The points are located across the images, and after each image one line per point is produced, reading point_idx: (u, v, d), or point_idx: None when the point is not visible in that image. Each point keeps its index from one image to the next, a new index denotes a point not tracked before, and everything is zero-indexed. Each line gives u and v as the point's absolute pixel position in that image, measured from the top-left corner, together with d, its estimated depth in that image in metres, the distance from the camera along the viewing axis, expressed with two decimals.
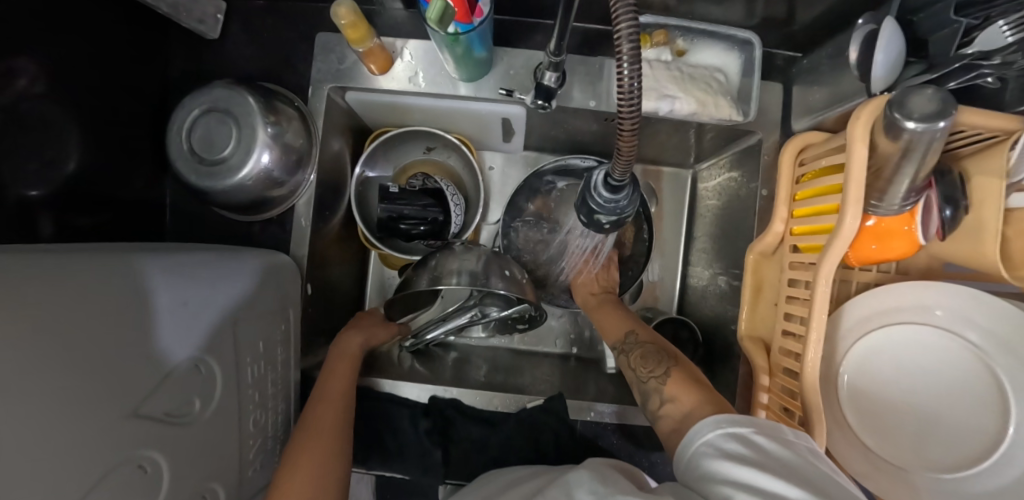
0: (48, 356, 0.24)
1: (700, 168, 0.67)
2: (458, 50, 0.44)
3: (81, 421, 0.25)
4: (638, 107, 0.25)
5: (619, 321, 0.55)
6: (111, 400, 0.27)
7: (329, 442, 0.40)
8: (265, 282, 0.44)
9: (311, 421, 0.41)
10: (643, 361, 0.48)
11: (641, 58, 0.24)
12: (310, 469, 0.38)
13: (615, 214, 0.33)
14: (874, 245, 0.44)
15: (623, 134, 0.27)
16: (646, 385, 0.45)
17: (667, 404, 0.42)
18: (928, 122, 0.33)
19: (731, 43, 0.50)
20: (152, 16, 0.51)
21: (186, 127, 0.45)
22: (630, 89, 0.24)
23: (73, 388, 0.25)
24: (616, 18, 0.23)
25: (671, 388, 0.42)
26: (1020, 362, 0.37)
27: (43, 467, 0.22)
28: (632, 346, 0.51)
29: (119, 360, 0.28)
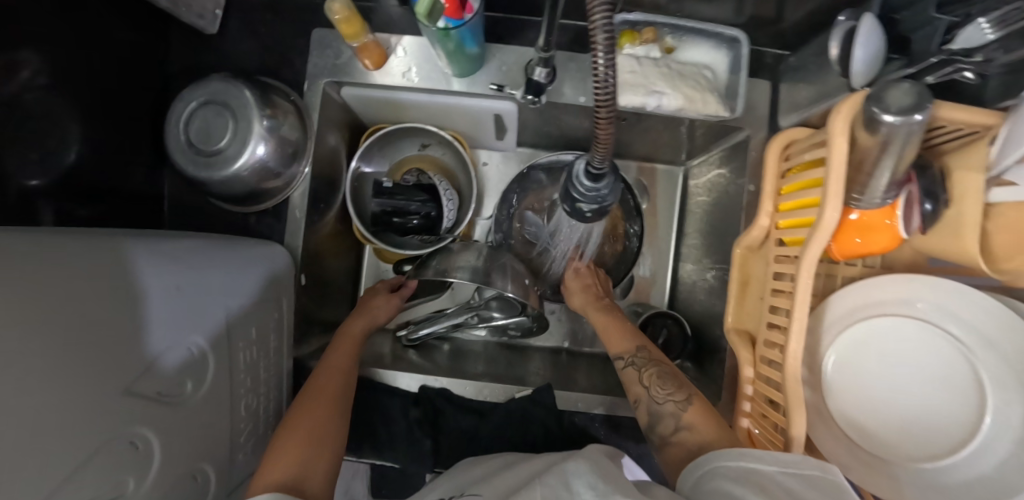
0: (46, 331, 0.25)
1: (692, 165, 0.68)
2: (449, 45, 0.45)
3: (74, 395, 0.26)
4: (614, 97, 0.26)
5: (627, 334, 0.54)
6: (105, 376, 0.28)
7: (326, 418, 0.42)
8: (257, 270, 0.45)
9: (308, 399, 0.43)
10: (659, 380, 0.47)
11: (616, 49, 0.25)
12: (304, 441, 0.39)
13: (596, 202, 0.34)
14: (857, 238, 0.45)
15: (601, 122, 0.28)
16: (661, 407, 0.45)
17: (681, 432, 0.42)
18: (905, 115, 0.33)
19: (719, 41, 0.51)
20: (152, 12, 0.52)
21: (184, 119, 0.46)
22: (606, 78, 0.25)
23: (68, 363, 0.26)
24: (592, 11, 0.24)
25: (691, 417, 0.42)
26: (998, 354, 0.38)
27: (36, 436, 0.23)
28: (647, 362, 0.50)
29: (114, 339, 0.29)
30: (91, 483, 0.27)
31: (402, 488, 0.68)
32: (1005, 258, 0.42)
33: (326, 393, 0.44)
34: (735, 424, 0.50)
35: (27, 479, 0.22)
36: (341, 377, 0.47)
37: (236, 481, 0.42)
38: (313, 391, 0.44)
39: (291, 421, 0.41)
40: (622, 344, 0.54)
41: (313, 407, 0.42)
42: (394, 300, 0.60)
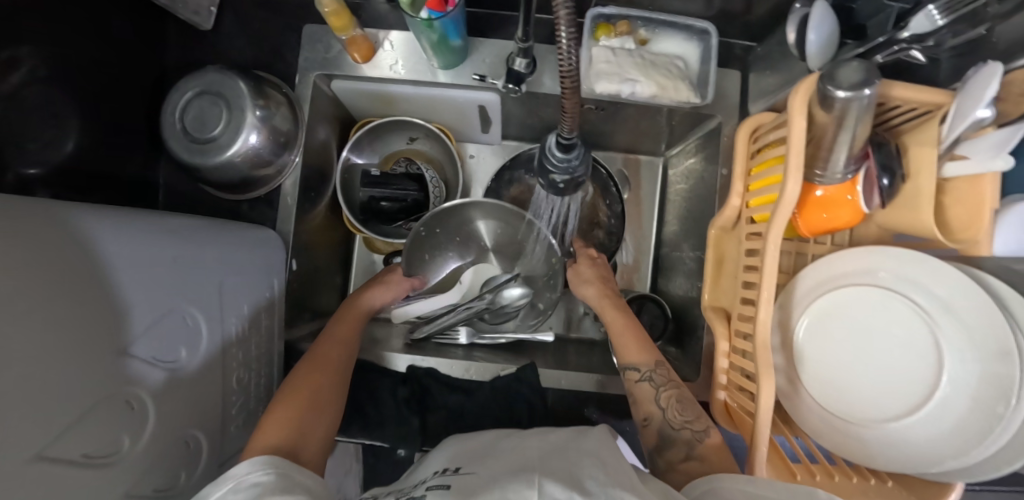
0: (56, 285, 0.26)
1: (670, 155, 0.71)
2: (433, 36, 0.47)
3: (80, 350, 0.27)
4: (578, 69, 0.29)
5: (645, 348, 0.52)
6: (107, 335, 0.30)
7: (322, 390, 0.44)
8: (247, 249, 0.47)
9: (303, 371, 0.45)
10: (677, 405, 0.46)
11: (578, 24, 0.26)
12: (293, 408, 0.41)
13: (568, 173, 0.37)
14: (823, 214, 0.47)
15: (566, 93, 0.30)
16: (676, 432, 0.44)
17: (691, 460, 0.41)
18: (855, 90, 0.36)
19: (690, 33, 0.54)
20: (149, 9, 0.55)
21: (180, 109, 0.49)
22: (568, 57, 0.28)
23: (75, 318, 0.27)
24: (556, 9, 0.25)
25: (706, 449, 0.42)
26: (954, 317, 0.40)
27: (43, 382, 0.24)
28: (666, 382, 0.49)
29: (117, 302, 0.31)
30: (90, 437, 0.28)
31: (392, 474, 0.69)
32: (961, 230, 0.44)
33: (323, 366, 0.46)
34: (712, 395, 0.52)
35: (33, 422, 0.24)
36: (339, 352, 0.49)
37: (226, 455, 0.43)
38: (309, 365, 0.46)
39: (287, 389, 0.43)
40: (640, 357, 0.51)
41: (312, 379, 0.44)
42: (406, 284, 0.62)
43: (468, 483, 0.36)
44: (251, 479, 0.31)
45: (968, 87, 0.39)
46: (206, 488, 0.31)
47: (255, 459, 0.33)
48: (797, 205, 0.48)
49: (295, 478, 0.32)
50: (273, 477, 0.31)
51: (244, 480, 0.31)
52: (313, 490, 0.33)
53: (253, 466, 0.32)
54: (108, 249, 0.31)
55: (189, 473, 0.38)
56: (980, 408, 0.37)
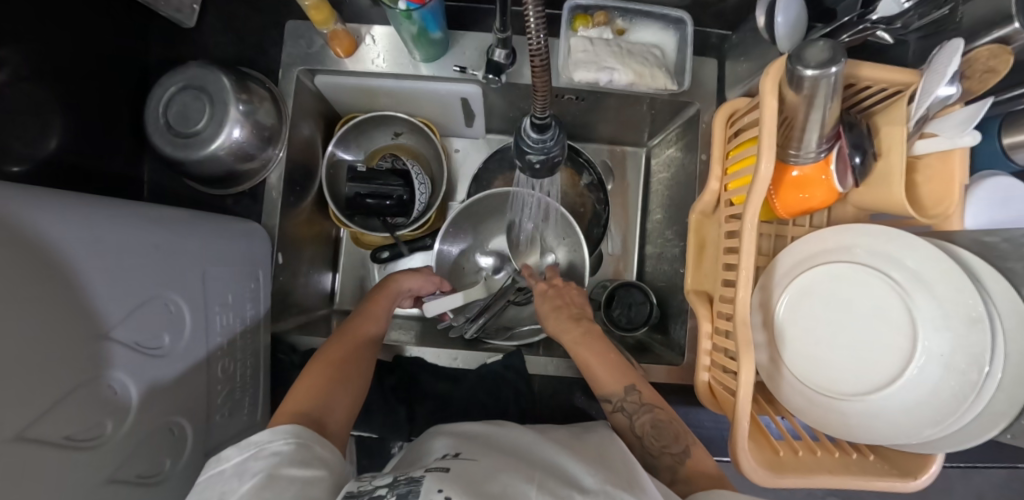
0: (37, 265, 0.26)
1: (653, 145, 0.72)
2: (413, 28, 0.48)
3: (62, 331, 0.28)
4: (546, 46, 0.29)
5: (620, 371, 0.47)
6: (89, 317, 0.30)
7: (344, 367, 0.46)
8: (229, 240, 0.47)
9: (329, 349, 0.48)
10: (654, 431, 0.44)
11: (545, 9, 0.27)
12: (306, 386, 0.42)
13: (544, 154, 0.37)
14: (799, 195, 0.48)
15: (536, 72, 0.30)
16: (657, 461, 0.43)
17: (678, 484, 0.40)
18: (823, 68, 0.37)
19: (666, 22, 0.55)
20: (132, 8, 0.56)
21: (163, 104, 0.49)
22: (536, 39, 0.28)
23: (57, 300, 0.27)
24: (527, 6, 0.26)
25: (690, 472, 0.40)
26: (928, 289, 0.41)
27: (25, 361, 0.25)
28: (642, 410, 0.45)
29: (100, 285, 0.31)
30: (71, 420, 0.28)
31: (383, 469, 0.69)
32: (933, 205, 0.45)
33: (354, 342, 0.49)
34: (697, 378, 0.51)
35: (16, 401, 0.24)
36: (371, 328, 0.53)
37: (213, 446, 0.43)
38: (327, 345, 0.48)
39: (315, 363, 0.46)
40: (614, 383, 0.47)
41: (334, 355, 0.47)
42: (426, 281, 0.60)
43: (469, 472, 0.33)
44: (273, 448, 0.34)
45: (933, 66, 0.40)
46: (231, 450, 0.34)
47: (277, 429, 0.35)
48: (775, 186, 0.49)
49: (315, 449, 0.35)
50: (294, 447, 0.34)
51: (265, 448, 0.34)
52: (330, 463, 0.35)
53: (275, 435, 0.35)
54: (92, 234, 0.31)
55: (174, 460, 0.38)
56: (954, 377, 0.38)
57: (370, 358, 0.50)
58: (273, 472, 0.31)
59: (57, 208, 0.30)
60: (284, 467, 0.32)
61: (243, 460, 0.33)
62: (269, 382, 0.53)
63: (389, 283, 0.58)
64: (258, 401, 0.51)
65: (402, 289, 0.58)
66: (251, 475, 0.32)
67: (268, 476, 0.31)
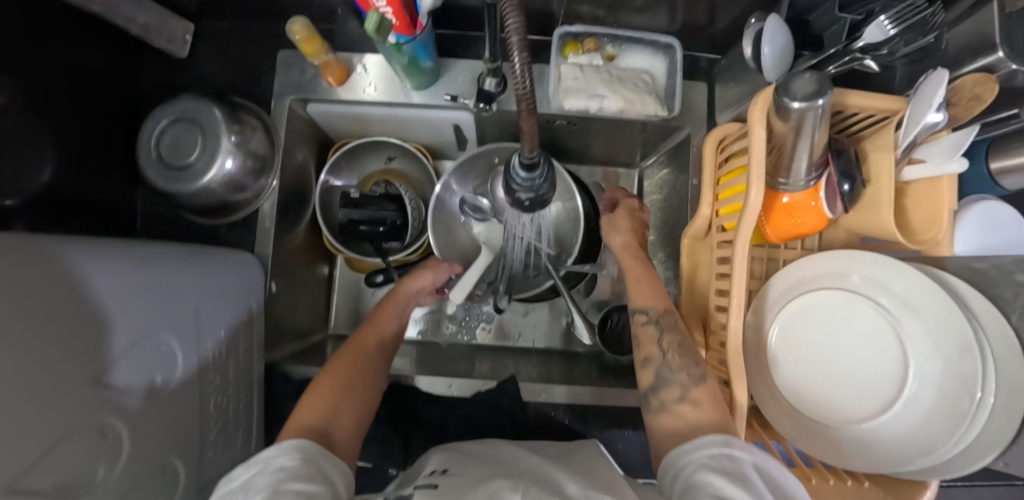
0: (32, 316, 0.26)
1: (645, 166, 0.73)
2: (403, 60, 0.49)
3: (57, 378, 0.28)
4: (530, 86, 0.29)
5: (660, 292, 0.51)
6: (81, 364, 0.30)
7: (356, 377, 0.44)
8: (223, 274, 0.47)
9: (337, 360, 0.46)
10: (678, 350, 0.44)
11: (529, 47, 0.27)
12: (318, 396, 0.40)
13: (532, 191, 0.37)
14: (789, 220, 0.48)
15: (522, 109, 0.30)
16: (672, 373, 0.42)
17: (685, 403, 0.39)
18: (809, 101, 0.38)
19: (655, 48, 0.55)
20: (126, 40, 0.56)
21: (155, 137, 0.49)
22: (522, 82, 0.28)
23: (49, 348, 0.27)
24: (507, 28, 0.26)
25: (699, 393, 0.39)
26: (919, 318, 0.41)
27: (18, 413, 0.25)
28: (670, 326, 0.47)
29: (91, 329, 0.31)
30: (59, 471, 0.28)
31: None
32: (922, 231, 0.45)
33: (364, 352, 0.48)
34: None
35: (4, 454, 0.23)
36: (379, 338, 0.51)
37: (205, 482, 0.43)
38: (337, 356, 0.47)
39: (322, 374, 0.44)
40: (652, 299, 0.50)
41: (344, 366, 0.45)
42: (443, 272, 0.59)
43: (456, 485, 0.33)
44: (279, 463, 0.31)
45: (917, 94, 0.41)
46: (239, 468, 0.31)
47: (284, 444, 0.33)
48: (766, 211, 0.49)
49: (321, 464, 0.32)
50: (299, 462, 0.31)
51: (271, 464, 0.31)
52: (336, 482, 0.32)
53: (282, 450, 0.32)
54: (84, 279, 0.31)
55: None
56: (945, 404, 0.38)
57: (382, 373, 0.47)
58: (277, 486, 0.28)
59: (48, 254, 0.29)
60: (288, 482, 0.29)
61: (249, 476, 0.30)
62: (262, 412, 0.53)
63: (399, 287, 0.58)
64: (251, 433, 0.50)
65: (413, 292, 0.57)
66: (256, 491, 0.28)
67: (272, 489, 0.28)
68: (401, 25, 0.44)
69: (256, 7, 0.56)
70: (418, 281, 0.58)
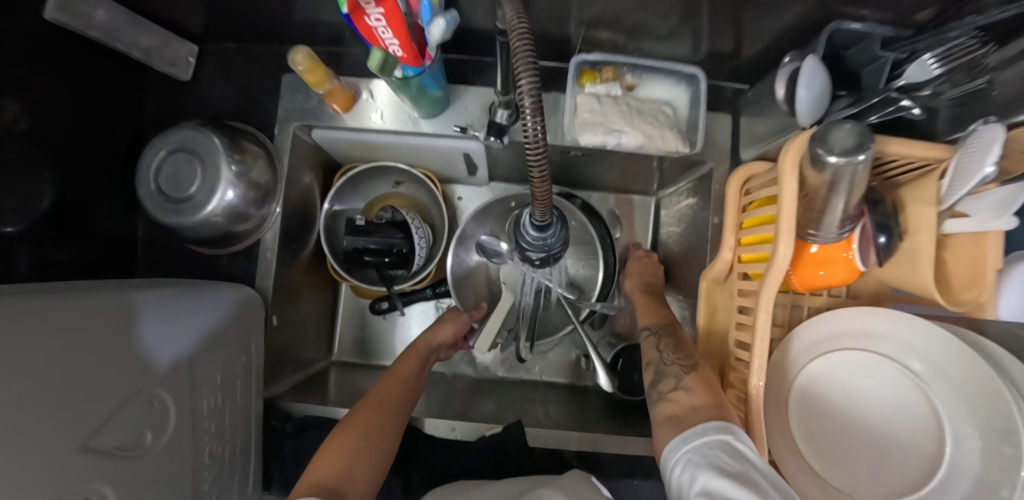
0: (8, 390, 0.25)
1: (663, 195, 0.71)
2: (411, 90, 0.47)
3: (37, 451, 0.26)
4: (544, 138, 0.26)
5: (659, 312, 0.56)
6: (63, 433, 0.28)
7: (380, 426, 0.43)
8: (221, 315, 0.45)
9: (367, 403, 0.45)
10: (672, 347, 0.48)
11: (543, 110, 0.26)
12: (340, 448, 0.39)
13: (544, 250, 0.35)
14: (819, 271, 0.44)
15: (534, 166, 0.28)
16: (667, 368, 0.45)
17: (678, 390, 0.42)
18: (848, 156, 0.34)
19: (678, 78, 0.52)
20: (129, 63, 0.55)
21: (154, 168, 0.48)
22: (535, 136, 0.26)
23: (27, 423, 0.26)
24: (520, 81, 0.25)
25: (690, 379, 0.42)
26: (954, 388, 0.37)
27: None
28: (667, 334, 0.51)
29: (70, 396, 0.29)
30: None
31: None
32: (962, 289, 0.42)
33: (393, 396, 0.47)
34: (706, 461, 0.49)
35: None
36: (404, 382, 0.50)
37: None
38: (368, 397, 0.46)
39: (348, 418, 0.43)
40: (653, 317, 0.56)
41: (365, 414, 0.44)
42: (461, 317, 0.60)
43: None
44: None
45: (969, 145, 0.36)
46: None
47: None
48: (793, 260, 0.46)
49: None
50: None
51: None
52: None
53: None
54: (66, 342, 0.30)
55: None
56: (983, 490, 0.34)
57: (404, 421, 0.46)
58: None
59: (30, 317, 0.28)
60: None
61: None
62: (260, 451, 0.51)
63: (419, 340, 0.57)
64: (248, 475, 0.49)
65: (432, 345, 0.57)
66: None
67: None
68: (408, 56, 0.41)
69: (261, 28, 0.54)
70: (439, 335, 0.58)
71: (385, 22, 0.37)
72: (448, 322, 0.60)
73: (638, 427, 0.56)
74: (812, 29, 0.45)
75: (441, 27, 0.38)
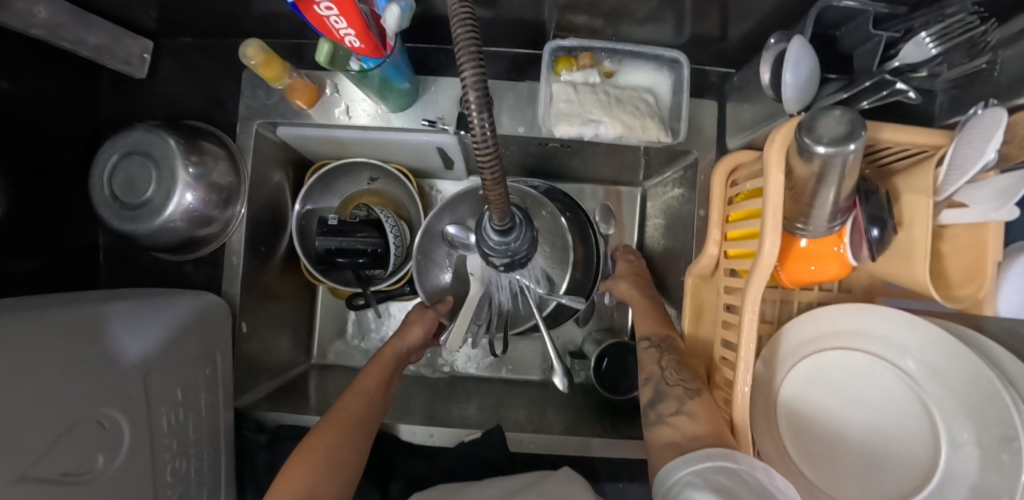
0: None
1: (648, 186, 0.68)
2: (374, 84, 0.44)
3: None
4: (492, 127, 0.23)
5: (659, 323, 0.53)
6: (8, 459, 0.27)
7: (344, 447, 0.42)
8: (175, 326, 0.44)
9: (324, 427, 0.43)
10: (674, 365, 0.45)
11: (492, 107, 0.22)
12: (305, 471, 0.39)
13: (507, 255, 0.33)
14: (810, 266, 0.42)
15: (483, 165, 0.25)
16: (669, 388, 0.43)
17: (681, 416, 0.39)
18: (838, 145, 0.31)
19: (660, 63, 0.49)
20: (80, 62, 0.52)
21: (108, 173, 0.46)
22: (482, 131, 0.23)
23: None
24: (463, 67, 0.22)
25: (694, 405, 0.40)
26: (949, 390, 0.35)
27: None
28: (670, 349, 0.48)
29: (10, 423, 0.27)
30: None
31: None
32: (960, 284, 0.39)
33: (357, 415, 0.46)
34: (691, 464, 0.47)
35: None
36: (370, 395, 0.49)
37: None
38: (331, 416, 0.45)
39: (310, 439, 0.42)
40: (652, 328, 0.53)
41: (329, 435, 0.42)
42: (427, 317, 0.57)
43: None
44: None
45: (967, 130, 0.34)
46: None
47: None
48: (781, 254, 0.43)
49: None
50: None
51: None
52: None
53: None
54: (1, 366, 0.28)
55: None
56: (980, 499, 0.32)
57: (367, 439, 0.45)
58: None
59: None
60: None
61: None
62: (232, 463, 0.50)
63: (387, 347, 0.56)
64: (219, 488, 0.48)
65: (401, 353, 0.55)
66: None
67: None
68: (367, 48, 0.38)
69: (218, 21, 0.51)
70: (407, 340, 0.56)
71: (337, 11, 0.33)
72: (415, 323, 0.57)
73: (622, 428, 0.54)
74: (800, 8, 0.42)
75: (396, 15, 0.36)
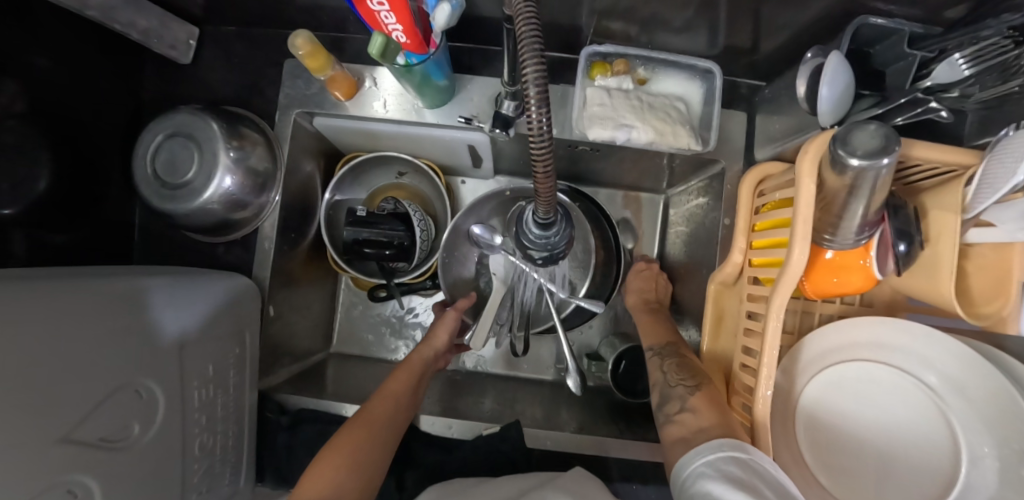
0: None
1: (672, 194, 0.69)
2: (415, 79, 0.45)
3: (21, 438, 0.25)
4: (550, 130, 0.24)
5: (663, 331, 0.54)
6: (50, 420, 0.27)
7: (366, 446, 0.42)
8: (210, 304, 0.45)
9: (350, 426, 0.44)
10: (676, 368, 0.46)
11: (548, 101, 0.23)
12: (332, 468, 0.39)
13: (547, 250, 0.34)
14: (833, 278, 0.42)
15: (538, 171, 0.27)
16: (671, 389, 0.44)
17: (684, 413, 0.40)
18: (872, 158, 0.31)
19: (693, 72, 0.50)
20: (127, 43, 0.54)
21: (150, 151, 0.47)
22: (539, 130, 0.24)
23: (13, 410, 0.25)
24: (524, 64, 0.23)
25: (695, 400, 0.40)
26: (972, 405, 0.36)
27: None
28: (670, 353, 0.49)
29: (56, 385, 0.28)
30: None
31: None
32: (984, 303, 0.40)
33: (383, 415, 0.46)
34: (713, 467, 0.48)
35: None
36: (393, 401, 0.48)
37: None
38: (355, 419, 0.45)
39: (335, 439, 0.42)
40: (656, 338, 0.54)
41: (356, 435, 0.43)
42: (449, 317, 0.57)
43: None
44: None
45: (997, 151, 0.34)
46: None
47: None
48: (806, 265, 0.44)
49: None
50: None
51: None
52: None
53: None
54: (48, 330, 0.29)
55: None
56: None
57: (395, 441, 0.45)
58: None
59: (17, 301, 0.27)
60: None
61: None
62: (252, 443, 0.51)
63: (415, 354, 0.55)
64: (239, 467, 0.49)
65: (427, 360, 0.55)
66: None
67: None
68: (412, 43, 0.39)
69: (264, 12, 0.53)
70: (433, 345, 0.56)
71: (389, 9, 0.34)
72: (437, 328, 0.57)
73: (637, 431, 0.55)
74: (836, 24, 0.43)
75: (446, 12, 0.37)
